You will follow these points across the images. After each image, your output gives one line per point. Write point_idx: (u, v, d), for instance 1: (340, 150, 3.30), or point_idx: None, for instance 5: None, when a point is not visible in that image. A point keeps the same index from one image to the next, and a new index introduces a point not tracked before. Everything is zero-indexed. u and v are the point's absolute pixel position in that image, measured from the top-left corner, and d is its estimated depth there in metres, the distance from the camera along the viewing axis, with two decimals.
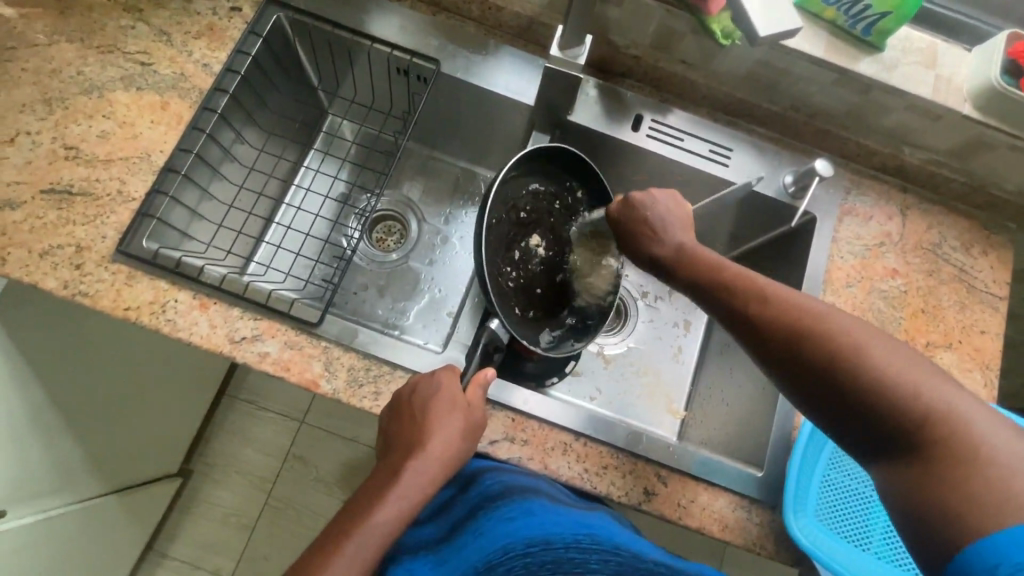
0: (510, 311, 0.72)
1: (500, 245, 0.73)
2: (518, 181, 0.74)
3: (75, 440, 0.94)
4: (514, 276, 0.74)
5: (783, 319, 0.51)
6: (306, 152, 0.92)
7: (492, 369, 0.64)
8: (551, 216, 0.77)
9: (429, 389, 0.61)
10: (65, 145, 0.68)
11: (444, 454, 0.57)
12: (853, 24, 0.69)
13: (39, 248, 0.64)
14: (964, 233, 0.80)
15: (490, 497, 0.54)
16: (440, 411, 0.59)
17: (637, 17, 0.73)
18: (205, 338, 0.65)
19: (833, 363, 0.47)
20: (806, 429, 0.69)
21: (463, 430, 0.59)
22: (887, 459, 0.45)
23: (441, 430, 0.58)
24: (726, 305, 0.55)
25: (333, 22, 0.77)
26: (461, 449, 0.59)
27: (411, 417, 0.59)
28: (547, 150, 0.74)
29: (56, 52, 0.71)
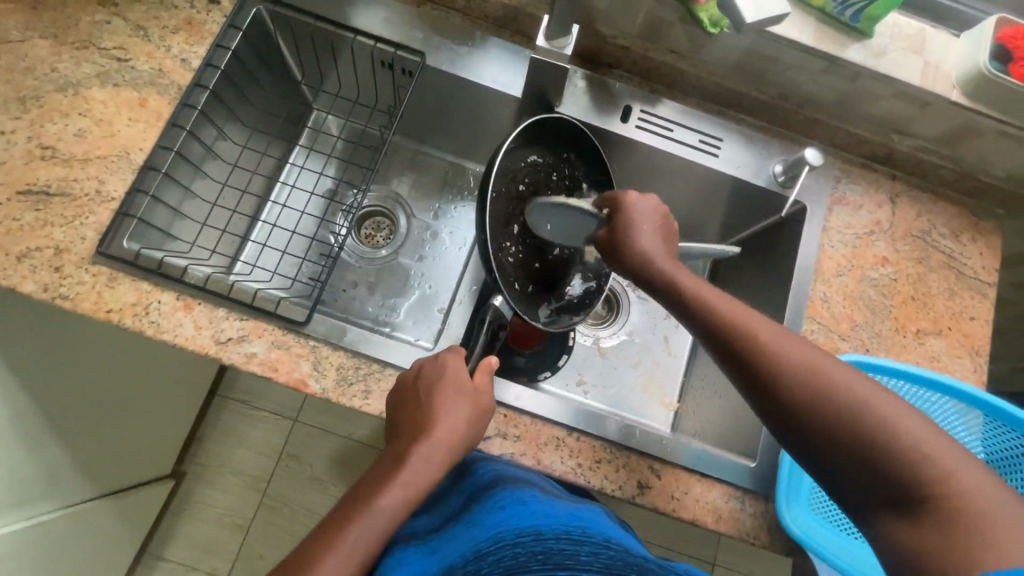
0: (510, 286, 0.71)
1: (500, 220, 0.71)
2: (518, 154, 0.72)
3: (61, 444, 0.93)
4: (514, 251, 0.73)
5: (788, 370, 0.49)
6: (290, 149, 0.90)
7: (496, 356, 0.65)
8: (549, 189, 0.74)
9: (434, 373, 0.61)
10: (41, 145, 0.66)
11: (449, 438, 0.57)
12: (841, 10, 0.68)
13: (16, 251, 0.63)
14: (953, 220, 0.80)
15: (483, 490, 0.53)
16: (448, 394, 0.59)
17: (625, 7, 0.72)
18: (190, 340, 0.64)
19: (843, 421, 0.46)
20: None
21: (470, 412, 0.60)
22: (892, 512, 0.44)
23: (449, 412, 0.58)
24: (726, 349, 0.53)
25: (314, 14, 0.76)
26: (467, 436, 0.59)
27: (420, 401, 0.59)
28: (545, 121, 0.73)
29: (29, 49, 0.69)
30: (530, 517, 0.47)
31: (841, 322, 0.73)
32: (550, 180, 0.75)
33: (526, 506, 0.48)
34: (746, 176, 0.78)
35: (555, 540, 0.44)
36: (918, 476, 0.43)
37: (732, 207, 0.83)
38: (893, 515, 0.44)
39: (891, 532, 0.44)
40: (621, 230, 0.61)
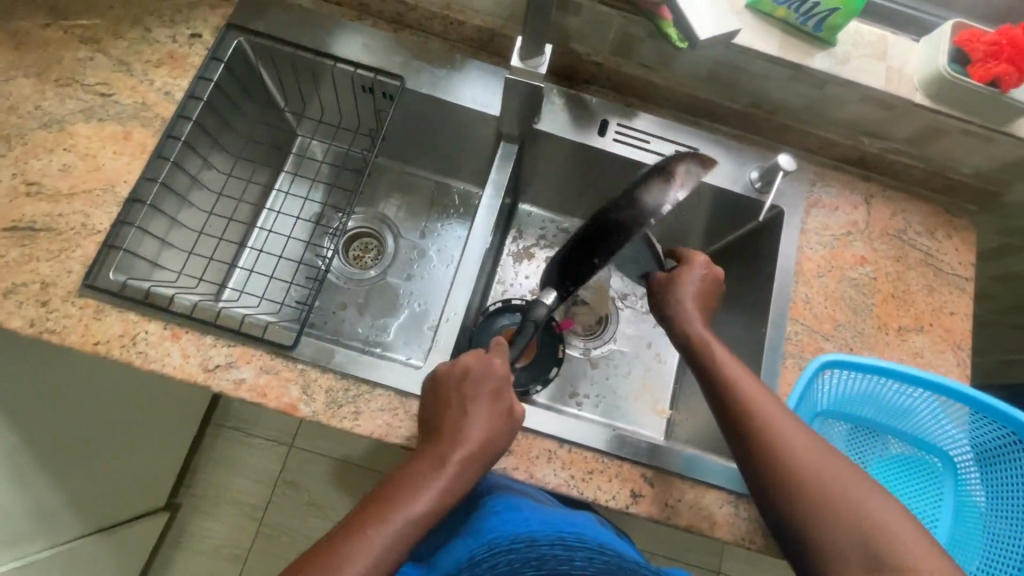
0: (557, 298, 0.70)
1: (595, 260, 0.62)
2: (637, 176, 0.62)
3: (52, 480, 0.92)
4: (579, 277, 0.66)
5: (779, 438, 0.54)
6: (276, 175, 0.91)
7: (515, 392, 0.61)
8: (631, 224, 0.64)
9: (475, 375, 0.59)
10: (25, 182, 0.67)
11: (482, 447, 0.55)
12: (804, 21, 0.70)
13: (2, 287, 0.63)
14: (928, 218, 0.81)
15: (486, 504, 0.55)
16: (489, 402, 0.58)
17: (597, 26, 0.74)
18: (178, 368, 0.64)
19: (820, 490, 0.51)
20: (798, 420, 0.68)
21: (498, 419, 0.58)
22: None
23: (479, 422, 0.57)
24: (722, 409, 0.59)
25: (295, 43, 0.77)
26: (501, 442, 0.57)
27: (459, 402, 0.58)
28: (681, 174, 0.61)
29: (13, 89, 0.71)
30: (524, 523, 0.48)
31: (824, 322, 0.74)
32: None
33: (521, 512, 0.50)
34: (724, 184, 0.80)
35: (549, 544, 0.45)
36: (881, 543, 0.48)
37: (712, 213, 0.85)
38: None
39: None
40: (671, 283, 0.69)
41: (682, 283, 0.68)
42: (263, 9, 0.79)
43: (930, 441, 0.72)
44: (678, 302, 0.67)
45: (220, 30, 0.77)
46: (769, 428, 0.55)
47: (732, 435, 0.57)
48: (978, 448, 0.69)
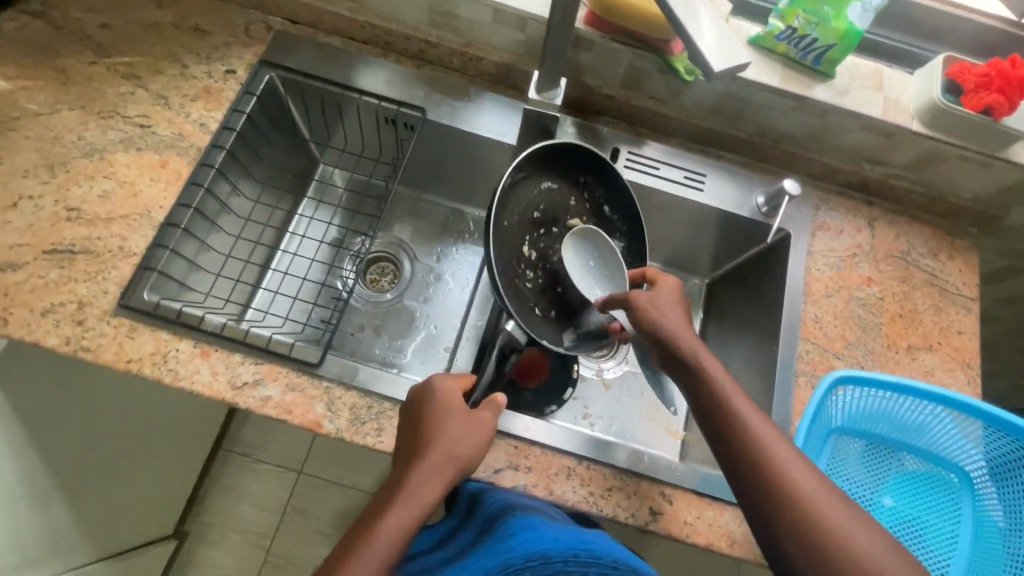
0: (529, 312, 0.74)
1: (511, 249, 0.75)
2: (531, 183, 0.77)
3: (69, 504, 0.92)
4: (531, 277, 0.76)
5: (778, 474, 0.51)
6: (299, 201, 0.95)
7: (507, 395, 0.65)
8: (565, 213, 0.79)
9: (426, 388, 0.64)
10: (66, 207, 0.71)
11: (444, 457, 0.58)
12: (804, 56, 0.75)
13: (40, 307, 0.66)
14: (931, 240, 0.84)
15: (493, 518, 0.56)
16: (456, 412, 0.61)
17: (608, 61, 0.79)
18: (207, 386, 0.66)
19: (818, 535, 0.48)
20: (814, 431, 0.69)
21: (465, 426, 0.60)
22: None
23: (446, 432, 0.59)
24: (724, 443, 0.55)
25: (323, 78, 0.82)
26: (463, 450, 0.59)
27: (427, 420, 0.61)
28: (556, 148, 0.76)
29: (58, 120, 0.75)
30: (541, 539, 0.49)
31: (834, 341, 0.76)
32: (567, 206, 0.79)
33: (534, 530, 0.50)
34: (731, 208, 0.83)
35: (562, 562, 0.47)
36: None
37: (721, 236, 0.87)
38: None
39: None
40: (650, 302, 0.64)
41: (663, 302, 0.64)
42: (293, 47, 0.84)
43: (945, 457, 0.72)
44: (666, 322, 0.62)
45: (253, 66, 0.81)
46: (777, 468, 0.51)
47: (735, 473, 0.53)
48: (992, 463, 0.69)
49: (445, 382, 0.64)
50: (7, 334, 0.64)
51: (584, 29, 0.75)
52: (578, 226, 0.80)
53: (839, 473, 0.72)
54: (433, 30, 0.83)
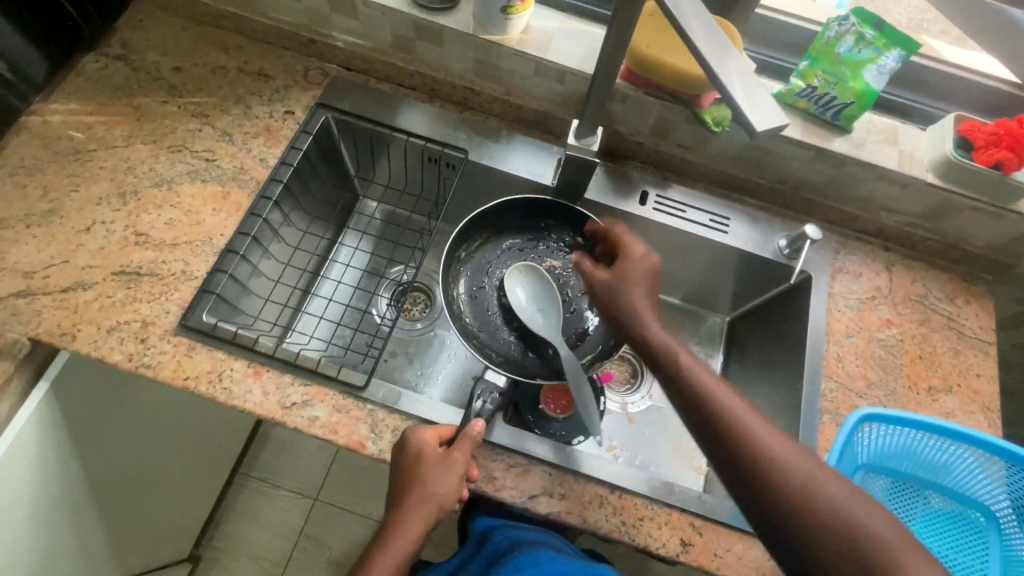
0: (522, 357, 0.82)
1: (484, 310, 0.85)
2: (490, 248, 0.88)
3: (102, 522, 0.94)
4: (509, 330, 0.84)
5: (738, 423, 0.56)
6: (341, 231, 1.00)
7: (480, 422, 0.66)
8: (540, 257, 0.87)
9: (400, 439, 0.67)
10: (135, 232, 0.76)
11: (426, 500, 0.64)
12: (824, 111, 0.81)
13: (107, 325, 0.70)
14: (946, 285, 0.87)
15: (503, 550, 0.64)
16: (428, 465, 0.63)
17: (639, 111, 0.85)
18: (258, 404, 0.69)
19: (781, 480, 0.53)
20: (842, 465, 0.70)
21: (441, 470, 0.63)
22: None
23: (419, 480, 0.63)
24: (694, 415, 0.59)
25: (373, 120, 0.89)
26: (445, 491, 0.64)
27: (401, 468, 0.64)
28: (506, 206, 0.85)
29: (132, 153, 0.82)
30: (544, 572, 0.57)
31: (857, 380, 0.79)
32: (538, 251, 0.87)
33: (541, 565, 0.58)
34: (754, 249, 0.87)
35: None
36: (882, 559, 0.48)
37: (743, 276, 0.91)
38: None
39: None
40: (619, 287, 0.70)
41: (628, 284, 0.69)
42: (347, 91, 0.91)
43: (970, 496, 0.74)
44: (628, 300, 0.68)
45: (311, 108, 0.88)
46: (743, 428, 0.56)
47: (721, 459, 0.56)
48: (1018, 505, 0.71)
49: (413, 434, 0.66)
50: (75, 350, 0.68)
51: (622, 84, 0.82)
52: (556, 265, 0.87)
53: None
54: (476, 79, 0.90)
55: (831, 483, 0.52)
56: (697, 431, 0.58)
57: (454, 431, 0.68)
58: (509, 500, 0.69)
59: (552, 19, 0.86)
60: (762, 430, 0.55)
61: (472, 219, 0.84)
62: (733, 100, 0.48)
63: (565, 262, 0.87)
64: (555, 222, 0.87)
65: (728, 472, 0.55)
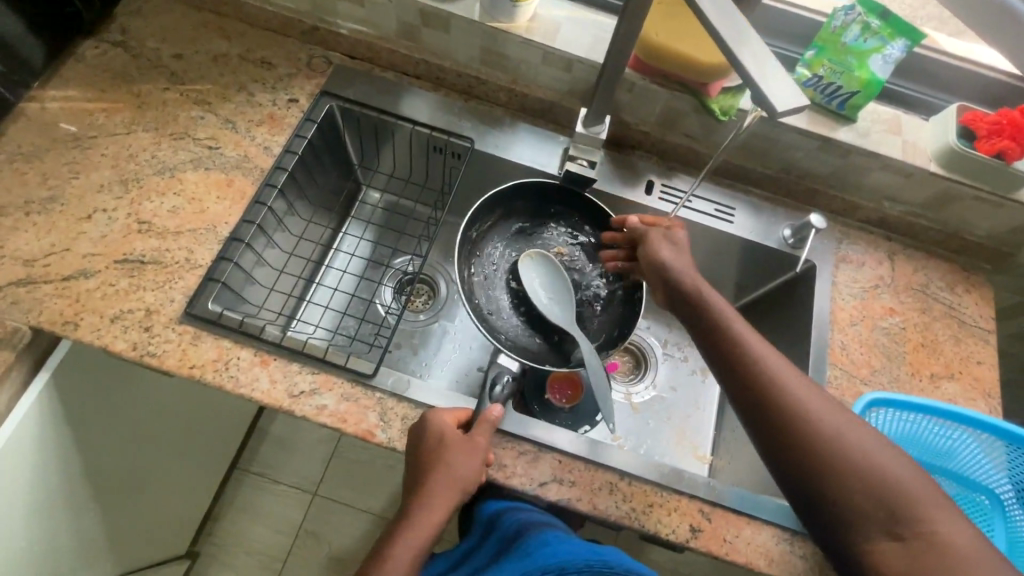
0: (530, 343, 0.83)
1: (495, 295, 0.86)
2: (500, 233, 0.88)
3: (101, 515, 0.93)
4: (519, 314, 0.85)
5: (765, 365, 0.59)
6: (345, 221, 1.00)
7: (500, 406, 0.68)
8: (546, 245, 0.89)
9: (419, 423, 0.66)
10: (138, 220, 0.75)
11: (447, 485, 0.63)
12: (829, 101, 0.81)
13: (110, 313, 0.69)
14: (947, 275, 0.88)
15: (510, 536, 0.61)
16: (452, 447, 0.64)
17: (646, 100, 0.85)
18: (266, 393, 0.68)
19: (802, 417, 0.55)
20: None
21: (463, 455, 0.64)
22: (881, 530, 0.50)
23: (443, 462, 0.63)
24: (721, 358, 0.62)
25: (378, 109, 0.88)
26: (467, 475, 0.64)
27: (422, 451, 0.64)
28: (516, 189, 0.85)
29: (133, 140, 0.80)
30: (554, 553, 0.55)
31: (861, 367, 0.79)
32: (545, 240, 0.89)
33: (550, 545, 0.56)
34: (758, 239, 0.87)
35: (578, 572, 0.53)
36: (901, 501, 0.50)
37: (746, 266, 0.92)
38: (889, 544, 0.49)
39: (884, 561, 0.49)
40: (664, 257, 0.74)
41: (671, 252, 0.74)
42: (352, 79, 0.90)
43: (973, 480, 0.75)
44: (667, 262, 0.73)
45: (315, 96, 0.88)
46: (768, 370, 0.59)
47: (749, 406, 0.58)
48: (1019, 486, 0.73)
49: (436, 417, 0.66)
50: (78, 338, 0.67)
51: (630, 72, 0.82)
52: (563, 252, 0.88)
53: None
54: (483, 68, 0.90)
55: (861, 433, 0.54)
56: (728, 379, 0.61)
57: (471, 413, 0.70)
58: (519, 488, 0.68)
59: (559, 7, 0.86)
60: (789, 374, 0.58)
61: (487, 200, 0.84)
62: (755, 81, 0.49)
63: (572, 252, 0.88)
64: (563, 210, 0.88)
65: (761, 424, 0.57)
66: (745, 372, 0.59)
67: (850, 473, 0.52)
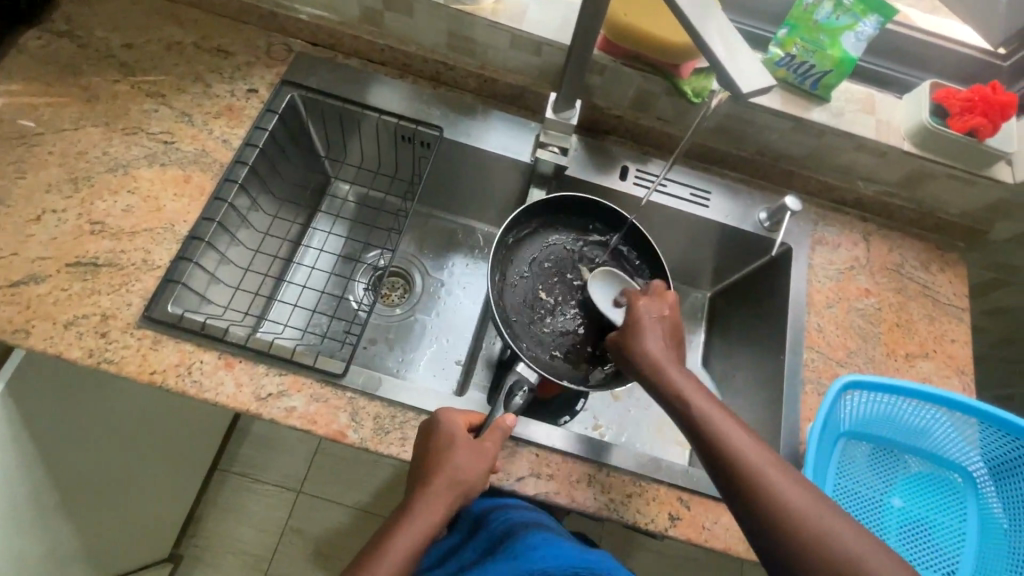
0: (550, 357, 0.77)
1: (522, 300, 0.81)
2: (535, 239, 0.84)
3: (72, 525, 0.90)
4: (547, 325, 0.80)
5: (748, 459, 0.53)
6: (313, 215, 0.97)
7: (513, 415, 0.66)
8: (574, 261, 0.84)
9: (431, 421, 0.65)
10: (90, 221, 0.72)
11: (449, 482, 0.60)
12: (803, 80, 0.80)
13: (64, 319, 0.66)
14: (922, 254, 0.88)
15: (498, 537, 0.59)
16: (460, 446, 0.62)
17: (619, 84, 0.83)
18: (231, 397, 0.66)
19: (788, 521, 0.50)
20: (828, 432, 0.71)
21: (470, 456, 0.62)
22: None
23: (450, 461, 0.61)
24: (704, 447, 0.56)
25: (342, 97, 0.84)
26: (473, 475, 0.61)
27: (429, 450, 0.62)
28: (552, 201, 0.82)
29: (82, 136, 0.76)
30: (540, 557, 0.52)
31: (837, 349, 0.79)
32: (577, 253, 0.84)
33: (537, 548, 0.54)
34: (734, 223, 0.86)
35: None
36: None
37: (724, 251, 0.91)
38: None
39: None
40: (640, 326, 0.67)
41: (644, 323, 0.67)
42: (314, 68, 0.86)
43: (948, 459, 0.75)
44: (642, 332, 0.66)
45: (275, 86, 0.84)
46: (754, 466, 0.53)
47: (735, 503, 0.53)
48: (992, 464, 0.73)
49: (449, 416, 0.65)
50: (29, 347, 0.64)
51: (600, 54, 0.80)
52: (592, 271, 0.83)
53: (852, 477, 0.74)
54: (450, 53, 0.87)
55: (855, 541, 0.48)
56: (714, 472, 0.55)
57: (483, 417, 0.68)
58: (497, 484, 0.67)
59: None
60: (775, 470, 0.53)
61: (526, 209, 0.81)
62: (721, 63, 0.47)
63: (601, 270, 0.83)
64: (595, 223, 0.84)
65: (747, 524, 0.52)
66: (729, 465, 0.54)
67: None
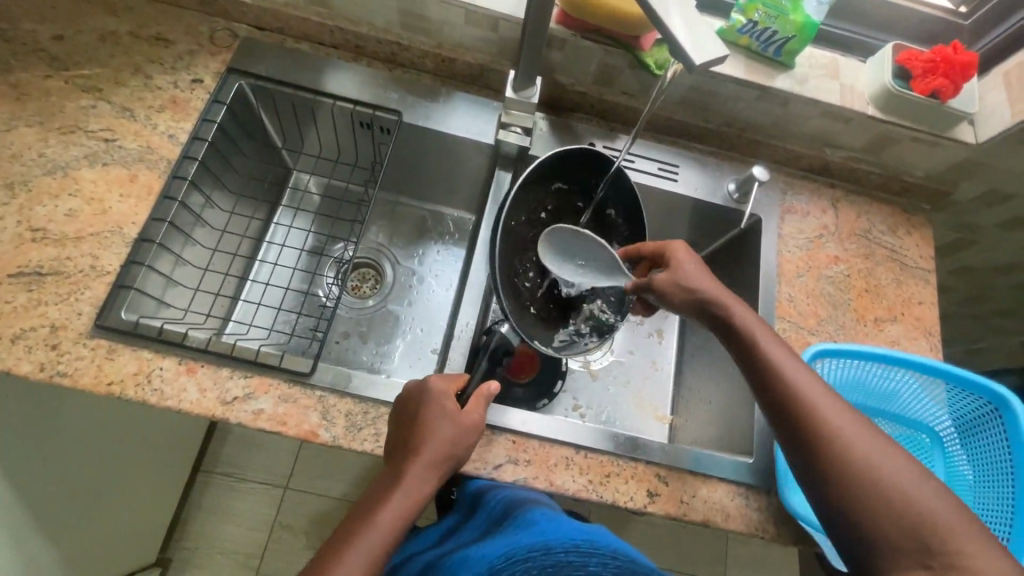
0: (525, 312, 0.74)
1: (516, 249, 0.75)
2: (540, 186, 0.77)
3: (47, 537, 0.88)
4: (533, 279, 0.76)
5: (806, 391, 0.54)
6: (275, 210, 0.94)
7: (498, 382, 0.65)
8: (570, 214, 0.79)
9: (418, 386, 0.64)
10: (31, 228, 0.68)
11: (434, 454, 0.58)
12: (765, 47, 0.78)
13: (10, 333, 0.63)
14: (889, 218, 0.89)
15: (496, 519, 0.54)
16: (444, 414, 0.61)
17: (579, 58, 0.80)
18: (195, 403, 0.64)
19: (841, 447, 0.50)
20: None
21: (453, 427, 0.60)
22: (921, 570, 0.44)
23: (431, 432, 0.59)
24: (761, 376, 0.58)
25: (293, 84, 0.80)
26: (451, 450, 0.60)
27: (415, 420, 0.61)
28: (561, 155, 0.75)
29: (16, 138, 0.72)
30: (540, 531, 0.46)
31: (808, 318, 0.80)
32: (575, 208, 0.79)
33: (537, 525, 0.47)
34: (704, 196, 0.86)
35: (563, 552, 0.43)
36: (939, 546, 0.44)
37: (694, 226, 0.90)
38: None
39: None
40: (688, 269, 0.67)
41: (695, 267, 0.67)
42: (262, 54, 0.82)
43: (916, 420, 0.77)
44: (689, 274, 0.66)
45: (221, 75, 0.80)
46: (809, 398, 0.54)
47: (787, 427, 0.54)
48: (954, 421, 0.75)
49: (439, 381, 0.63)
50: None
51: (557, 28, 0.77)
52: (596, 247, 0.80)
53: None
54: (404, 32, 0.83)
55: (905, 474, 0.48)
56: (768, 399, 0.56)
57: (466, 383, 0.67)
58: (476, 473, 0.67)
59: None
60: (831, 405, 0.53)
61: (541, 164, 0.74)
62: (671, 34, 0.46)
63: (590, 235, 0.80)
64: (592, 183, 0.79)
65: (796, 446, 0.53)
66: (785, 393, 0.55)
67: (886, 512, 0.47)
